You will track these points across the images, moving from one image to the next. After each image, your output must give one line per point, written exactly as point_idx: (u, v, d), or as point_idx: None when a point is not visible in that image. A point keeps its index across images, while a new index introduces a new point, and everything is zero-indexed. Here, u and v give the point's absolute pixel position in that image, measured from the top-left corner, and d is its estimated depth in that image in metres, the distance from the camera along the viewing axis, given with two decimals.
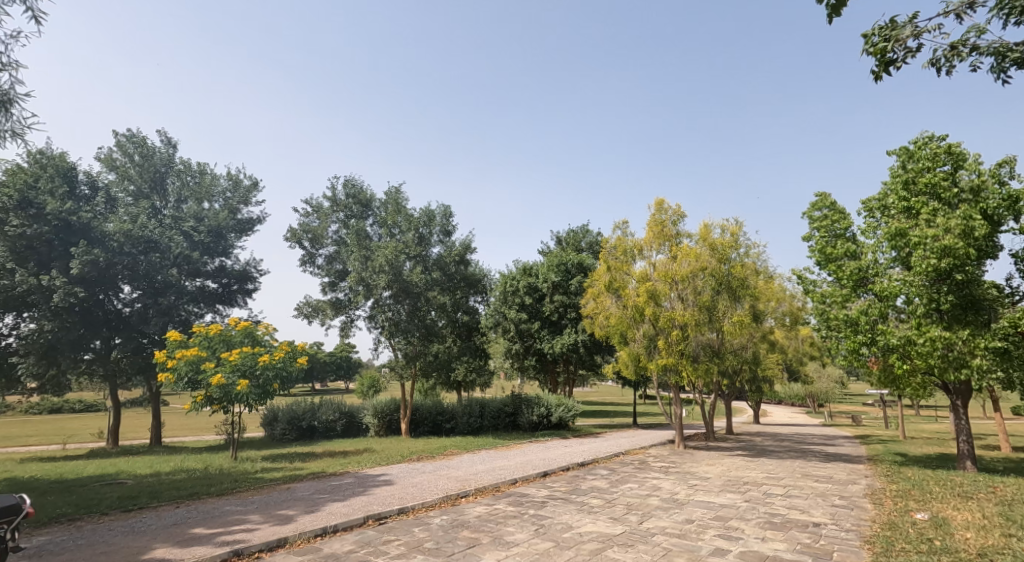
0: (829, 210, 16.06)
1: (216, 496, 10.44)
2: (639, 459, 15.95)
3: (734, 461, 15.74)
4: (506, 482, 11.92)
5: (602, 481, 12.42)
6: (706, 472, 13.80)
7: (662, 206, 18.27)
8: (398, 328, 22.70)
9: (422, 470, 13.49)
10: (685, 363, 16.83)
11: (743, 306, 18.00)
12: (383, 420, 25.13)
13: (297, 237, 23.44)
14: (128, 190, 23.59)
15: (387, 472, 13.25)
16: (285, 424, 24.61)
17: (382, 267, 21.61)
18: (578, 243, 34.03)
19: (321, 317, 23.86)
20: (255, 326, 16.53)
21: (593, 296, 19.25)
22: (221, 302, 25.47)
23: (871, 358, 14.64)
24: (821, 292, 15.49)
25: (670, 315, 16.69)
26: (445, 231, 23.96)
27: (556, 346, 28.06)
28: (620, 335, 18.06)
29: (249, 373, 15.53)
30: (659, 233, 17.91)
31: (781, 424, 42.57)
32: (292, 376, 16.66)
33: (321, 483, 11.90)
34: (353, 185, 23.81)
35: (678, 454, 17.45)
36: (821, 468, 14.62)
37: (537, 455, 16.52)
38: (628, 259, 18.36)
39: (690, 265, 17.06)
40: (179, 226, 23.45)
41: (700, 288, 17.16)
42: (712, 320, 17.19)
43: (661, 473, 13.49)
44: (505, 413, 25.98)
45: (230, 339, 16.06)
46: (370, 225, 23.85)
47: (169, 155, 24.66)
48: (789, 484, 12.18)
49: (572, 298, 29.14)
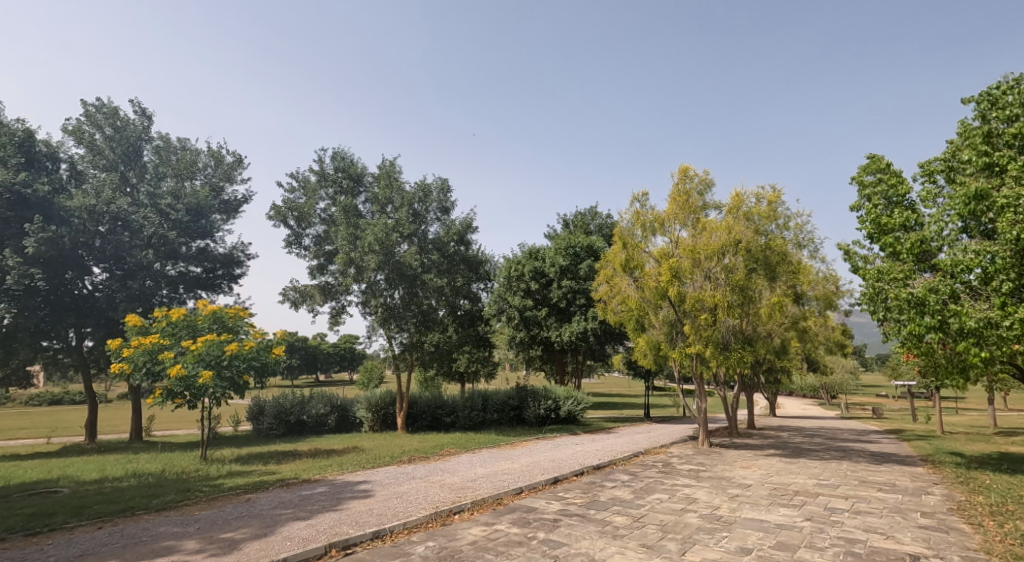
0: (883, 172, 13.91)
1: (152, 512, 8.46)
2: (663, 461, 13.98)
3: (772, 464, 13.74)
4: (510, 492, 9.97)
5: (624, 491, 10.42)
6: (744, 477, 11.80)
7: (687, 174, 16.16)
8: (392, 316, 20.91)
9: (411, 476, 11.51)
10: (715, 352, 14.73)
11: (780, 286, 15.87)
12: (378, 414, 23.33)
13: (281, 216, 21.46)
14: (100, 165, 21.78)
15: (371, 478, 11.30)
16: (271, 419, 22.89)
17: (372, 246, 19.64)
18: (586, 226, 31.87)
19: (309, 302, 21.98)
20: (226, 312, 14.58)
21: (606, 278, 17.20)
22: (203, 287, 23.52)
23: (936, 345, 12.53)
24: (876, 268, 13.28)
25: (698, 296, 14.62)
26: (443, 208, 21.85)
27: (564, 334, 25.97)
28: (635, 322, 16.15)
29: (216, 364, 13.62)
30: (682, 205, 15.82)
31: (799, 417, 40.44)
32: (268, 368, 14.76)
33: (287, 494, 9.93)
34: (343, 157, 21.81)
35: (705, 454, 15.45)
36: (877, 472, 12.58)
37: (546, 456, 14.57)
38: (646, 234, 16.31)
39: (721, 237, 14.85)
40: (154, 201, 21.48)
41: (731, 265, 15.02)
42: (746, 303, 15.05)
43: (691, 480, 11.48)
44: (510, 407, 24.01)
45: (196, 326, 14.13)
46: (362, 202, 21.78)
47: (144, 128, 22.80)
48: (848, 494, 10.17)
49: (581, 283, 27.11)
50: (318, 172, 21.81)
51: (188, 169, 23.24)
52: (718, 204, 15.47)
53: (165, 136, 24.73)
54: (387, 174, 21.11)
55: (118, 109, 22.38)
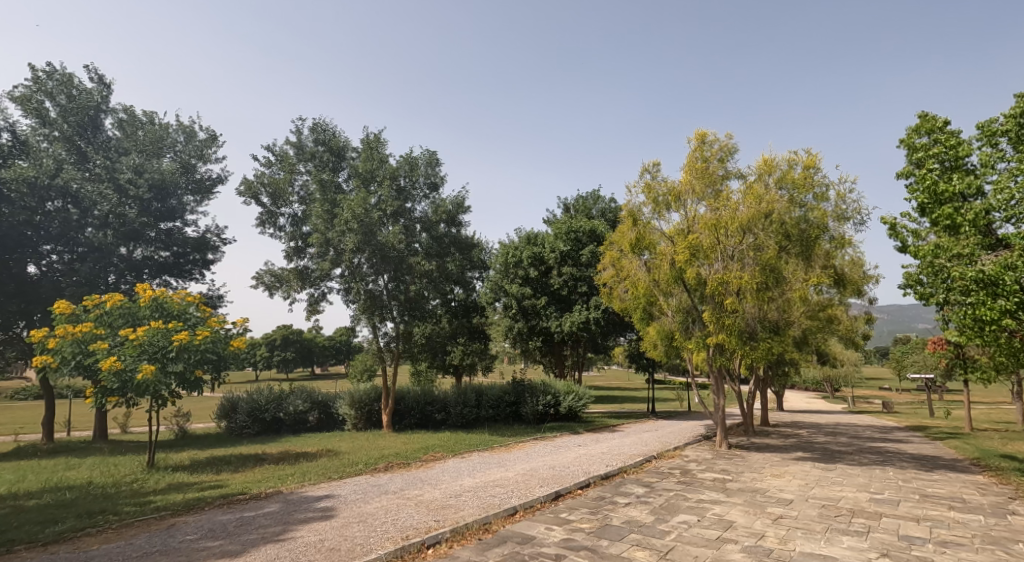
0: (938, 133, 11.95)
1: (33, 549, 6.48)
2: (680, 469, 12.10)
3: (807, 471, 11.86)
4: (500, 516, 8.06)
5: (641, 511, 8.50)
6: (782, 492, 9.91)
7: (705, 140, 14.21)
8: (375, 305, 18.87)
9: (384, 491, 9.53)
10: (739, 341, 12.87)
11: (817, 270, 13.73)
12: (362, 412, 21.52)
13: (253, 191, 19.42)
14: (51, 138, 19.77)
15: (334, 493, 9.33)
16: (244, 416, 20.85)
17: (351, 225, 17.56)
18: (588, 210, 29.90)
19: (285, 288, 20.06)
20: (170, 299, 12.71)
21: (612, 260, 15.45)
22: (170, 273, 21.57)
23: (1007, 333, 10.55)
24: (931, 244, 11.36)
25: (721, 278, 12.71)
26: (431, 183, 19.85)
27: (565, 324, 24.01)
28: (642, 312, 14.96)
29: (159, 357, 11.77)
30: (701, 175, 13.89)
31: (807, 412, 38.75)
32: (226, 361, 12.83)
33: (225, 516, 7.97)
34: (323, 129, 19.79)
35: (726, 458, 13.61)
36: (933, 483, 10.71)
37: (544, 462, 12.69)
38: (659, 209, 14.35)
39: (749, 209, 12.87)
40: (111, 178, 19.63)
41: (760, 242, 12.98)
42: (776, 286, 12.98)
43: (719, 494, 9.59)
44: (506, 403, 22.13)
45: (136, 313, 12.27)
46: (344, 177, 19.75)
47: (102, 97, 20.87)
48: (917, 515, 8.28)
49: (583, 269, 25.24)
50: (295, 145, 19.84)
51: (153, 144, 21.32)
52: (742, 174, 13.56)
53: (129, 110, 22.80)
54: (370, 148, 19.00)
55: (73, 76, 20.45)
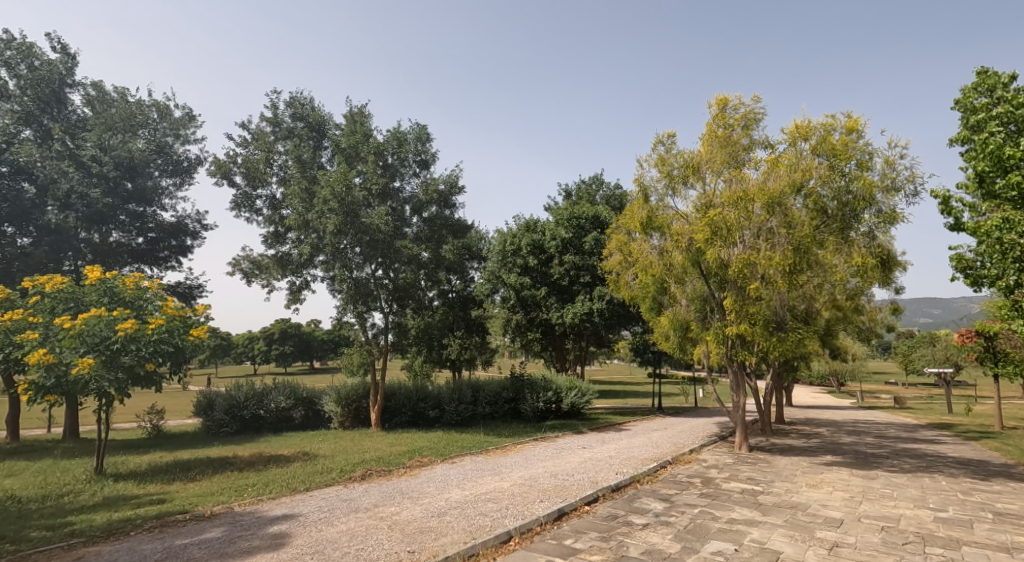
0: (1001, 91, 10.51)
1: None
2: (701, 477, 10.58)
3: (848, 481, 10.32)
4: (491, 545, 6.54)
5: (663, 536, 6.98)
6: (826, 508, 8.38)
7: (728, 106, 12.62)
8: (360, 294, 17.20)
9: (353, 509, 8.00)
10: (764, 332, 11.38)
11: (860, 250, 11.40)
12: (349, 409, 20.04)
13: (225, 171, 17.84)
14: (10, 112, 18.31)
15: (293, 512, 7.78)
16: (221, 414, 19.32)
17: (330, 203, 15.98)
18: (592, 197, 28.24)
19: (264, 276, 18.52)
20: (122, 281, 11.19)
21: (619, 243, 14.02)
22: (143, 261, 20.07)
23: None
24: (1000, 217, 9.72)
25: (747, 259, 11.21)
26: (422, 160, 18.27)
27: (567, 316, 22.38)
28: (651, 301, 13.78)
29: (101, 349, 10.30)
30: (723, 144, 12.36)
31: (817, 408, 37.26)
32: (183, 354, 11.28)
33: (151, 545, 6.44)
34: (302, 104, 18.25)
35: (749, 463, 12.11)
36: (1000, 496, 9.16)
37: (545, 469, 11.14)
38: (674, 184, 12.86)
39: (779, 180, 11.35)
40: (72, 156, 18.22)
41: (791, 219, 11.41)
42: (809, 269, 11.40)
43: (753, 512, 8.06)
44: (504, 399, 20.64)
45: (80, 298, 10.79)
46: (325, 155, 18.14)
47: (68, 69, 19.32)
48: (1003, 543, 6.77)
49: (586, 258, 23.68)
50: (272, 121, 18.27)
51: (123, 121, 19.77)
52: (769, 143, 12.05)
53: (101, 86, 21.28)
54: (353, 122, 17.36)
55: (35, 45, 18.91)
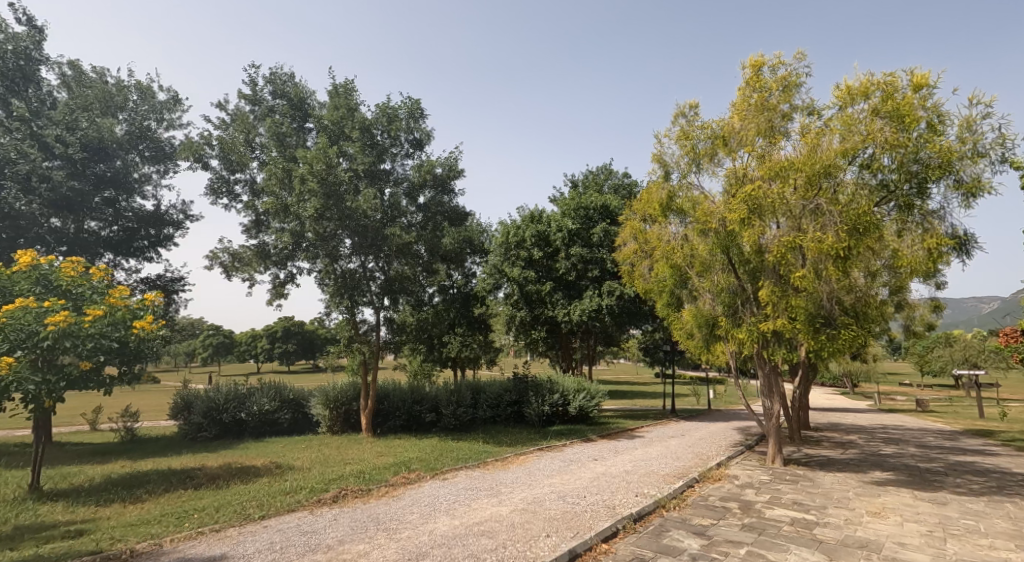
0: None
1: None
2: (738, 502, 8.88)
3: (916, 508, 8.58)
4: None
5: None
6: (905, 548, 6.66)
7: (763, 68, 10.94)
8: (347, 287, 15.55)
9: (311, 547, 6.38)
10: (808, 329, 9.66)
11: (926, 232, 9.64)
12: (338, 412, 18.46)
13: (198, 153, 16.26)
14: None
15: (233, 554, 6.16)
16: (199, 418, 17.79)
17: (312, 184, 14.33)
18: (600, 186, 26.63)
19: (242, 268, 16.90)
20: (58, 269, 9.66)
21: (635, 231, 12.44)
22: (119, 253, 18.57)
23: None
24: None
25: (791, 241, 9.53)
26: (415, 139, 16.76)
27: (573, 314, 20.73)
28: (670, 296, 12.13)
29: (29, 345, 8.74)
30: (758, 110, 10.62)
31: (837, 411, 35.29)
32: (129, 351, 9.64)
33: None
34: (283, 80, 16.66)
35: (788, 482, 10.42)
36: None
37: (551, 488, 9.47)
38: (700, 160, 11.27)
39: (830, 148, 9.65)
40: (35, 135, 16.69)
41: (844, 196, 9.70)
42: (865, 253, 9.68)
43: (816, 556, 6.36)
44: (507, 402, 19.05)
45: (9, 288, 9.26)
46: (309, 134, 16.56)
47: (35, 43, 17.93)
48: None
49: (593, 251, 22.04)
50: (250, 99, 16.70)
51: (98, 102, 18.31)
52: (815, 108, 10.41)
53: (77, 64, 19.86)
54: (338, 96, 15.78)
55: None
